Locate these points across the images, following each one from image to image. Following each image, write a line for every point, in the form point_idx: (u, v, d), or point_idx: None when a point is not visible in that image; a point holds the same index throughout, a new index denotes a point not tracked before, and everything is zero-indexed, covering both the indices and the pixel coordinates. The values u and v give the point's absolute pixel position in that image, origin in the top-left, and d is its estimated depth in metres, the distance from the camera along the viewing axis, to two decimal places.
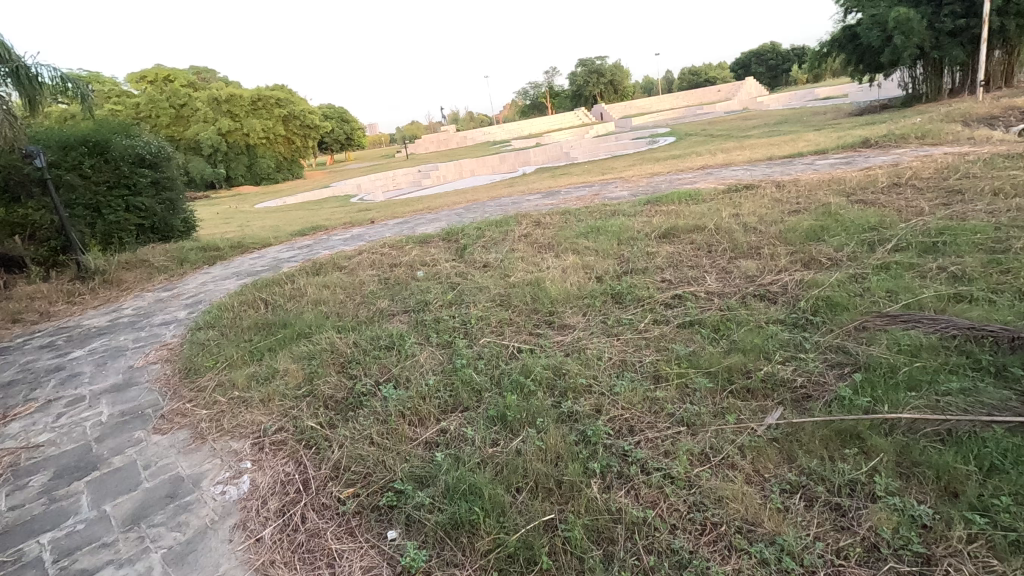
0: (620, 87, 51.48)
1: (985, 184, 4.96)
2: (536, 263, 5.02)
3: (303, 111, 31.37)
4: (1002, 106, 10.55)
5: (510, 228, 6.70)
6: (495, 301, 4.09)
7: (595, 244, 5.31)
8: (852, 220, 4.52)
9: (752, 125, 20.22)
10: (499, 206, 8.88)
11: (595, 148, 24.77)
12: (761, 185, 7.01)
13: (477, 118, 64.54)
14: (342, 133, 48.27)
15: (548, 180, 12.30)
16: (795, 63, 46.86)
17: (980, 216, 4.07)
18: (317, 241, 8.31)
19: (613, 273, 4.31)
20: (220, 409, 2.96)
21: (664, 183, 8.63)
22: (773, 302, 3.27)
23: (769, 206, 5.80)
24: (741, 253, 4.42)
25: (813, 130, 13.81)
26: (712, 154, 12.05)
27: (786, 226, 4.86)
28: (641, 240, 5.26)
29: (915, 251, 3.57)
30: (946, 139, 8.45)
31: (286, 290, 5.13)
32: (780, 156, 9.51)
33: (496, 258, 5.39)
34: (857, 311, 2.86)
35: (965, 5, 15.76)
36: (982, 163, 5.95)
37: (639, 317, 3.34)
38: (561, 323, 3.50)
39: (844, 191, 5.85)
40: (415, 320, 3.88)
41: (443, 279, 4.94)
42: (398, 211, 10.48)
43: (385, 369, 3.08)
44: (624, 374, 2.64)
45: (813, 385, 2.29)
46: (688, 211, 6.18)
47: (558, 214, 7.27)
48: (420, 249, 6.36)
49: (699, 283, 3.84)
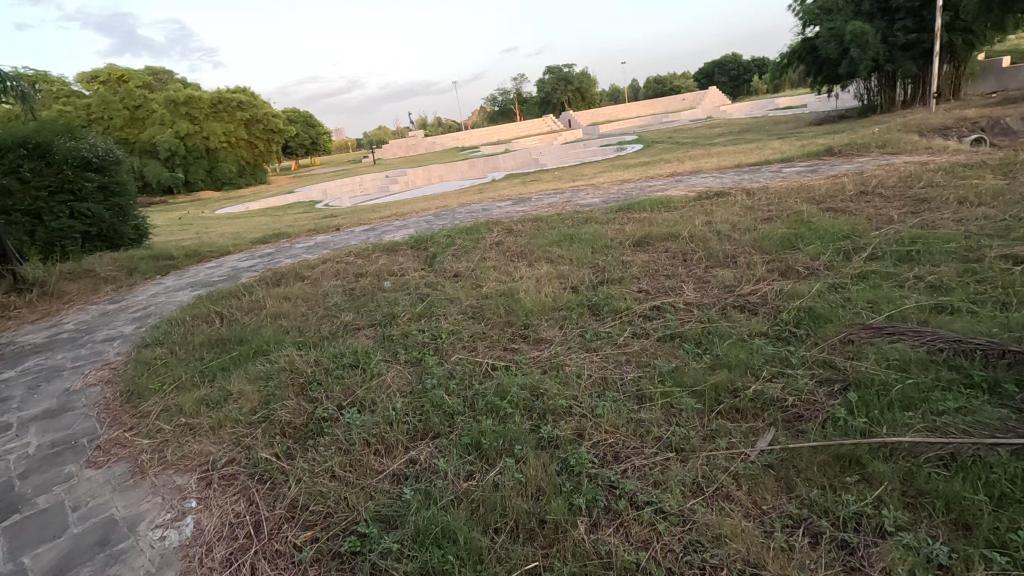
0: (588, 94, 52.00)
1: (949, 193, 5.03)
2: (509, 272, 4.85)
3: (266, 115, 30.61)
4: (954, 117, 10.97)
5: (481, 236, 6.53)
6: (467, 314, 3.90)
7: (569, 252, 5.18)
8: (826, 228, 4.51)
9: (717, 133, 20.61)
10: (469, 213, 8.69)
11: (564, 154, 24.86)
12: (731, 192, 7.02)
13: (446, 124, 64.24)
14: (307, 138, 47.37)
15: (518, 186, 12.18)
16: (756, 74, 48.28)
17: (949, 224, 4.10)
18: (279, 249, 7.95)
19: (588, 283, 4.18)
20: (164, 438, 2.68)
21: (635, 190, 8.61)
22: (754, 314, 3.18)
23: (741, 213, 5.79)
24: (717, 262, 4.34)
25: (777, 139, 14.13)
26: (681, 161, 12.14)
27: (760, 233, 4.82)
28: (615, 248, 5.15)
29: (891, 260, 3.54)
30: (905, 149, 8.66)
31: (244, 302, 4.82)
32: (748, 164, 9.61)
33: (467, 267, 5.20)
34: (841, 323, 2.79)
35: (916, 20, 16.43)
36: (944, 172, 6.08)
37: (618, 330, 3.20)
38: (537, 337, 3.33)
39: (814, 198, 5.88)
40: (382, 335, 3.66)
41: (412, 290, 4.73)
42: (365, 217, 10.18)
43: (349, 390, 2.85)
44: (606, 393, 2.49)
45: (803, 404, 2.19)
46: (661, 218, 6.12)
47: (530, 222, 7.12)
48: (388, 258, 6.12)
49: (677, 293, 3.74)
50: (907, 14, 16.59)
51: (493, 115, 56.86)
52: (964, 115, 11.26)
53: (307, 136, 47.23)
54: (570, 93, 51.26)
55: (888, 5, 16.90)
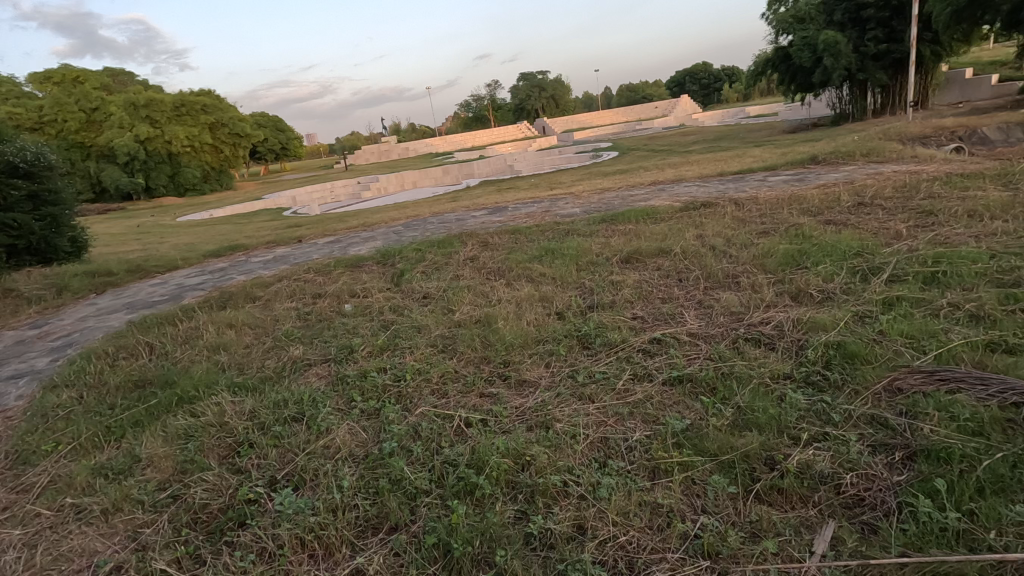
0: (562, 101, 51.94)
1: (955, 205, 4.71)
2: (486, 294, 4.34)
3: (232, 119, 29.52)
4: (931, 126, 10.90)
5: (454, 249, 6.01)
6: (437, 347, 3.36)
7: (551, 270, 4.69)
8: (831, 244, 4.13)
9: (692, 140, 20.52)
10: (441, 223, 8.14)
11: (540, 161, 24.51)
12: (719, 202, 6.64)
13: (419, 129, 63.41)
14: (277, 143, 46.15)
15: (493, 194, 11.67)
16: (727, 83, 48.92)
17: (967, 241, 3.74)
18: (233, 263, 7.27)
19: (575, 308, 3.69)
20: (41, 528, 2.07)
21: (616, 200, 8.21)
22: (772, 349, 2.73)
23: (734, 226, 5.39)
24: (718, 282, 3.90)
25: (756, 147, 13.97)
26: (660, 169, 11.80)
27: (760, 249, 4.41)
28: (601, 265, 4.69)
29: (916, 284, 3.15)
30: (890, 157, 8.43)
31: (180, 331, 4.19)
32: (730, 172, 9.29)
33: (438, 287, 4.66)
34: (882, 365, 2.35)
35: (887, 30, 16.55)
36: (940, 182, 5.78)
37: (616, 371, 2.70)
38: (519, 379, 2.82)
39: (810, 210, 5.51)
40: (336, 375, 3.09)
41: (375, 314, 4.17)
42: (330, 227, 9.53)
43: (287, 455, 2.29)
44: (608, 463, 2.00)
45: (862, 481, 1.73)
46: (648, 231, 5.68)
47: (506, 234, 6.62)
48: (350, 275, 5.54)
49: (679, 322, 3.28)
50: (877, 24, 16.65)
51: (467, 121, 56.38)
52: (941, 123, 11.19)
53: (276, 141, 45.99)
54: (543, 100, 51.14)
55: (859, 15, 16.95)
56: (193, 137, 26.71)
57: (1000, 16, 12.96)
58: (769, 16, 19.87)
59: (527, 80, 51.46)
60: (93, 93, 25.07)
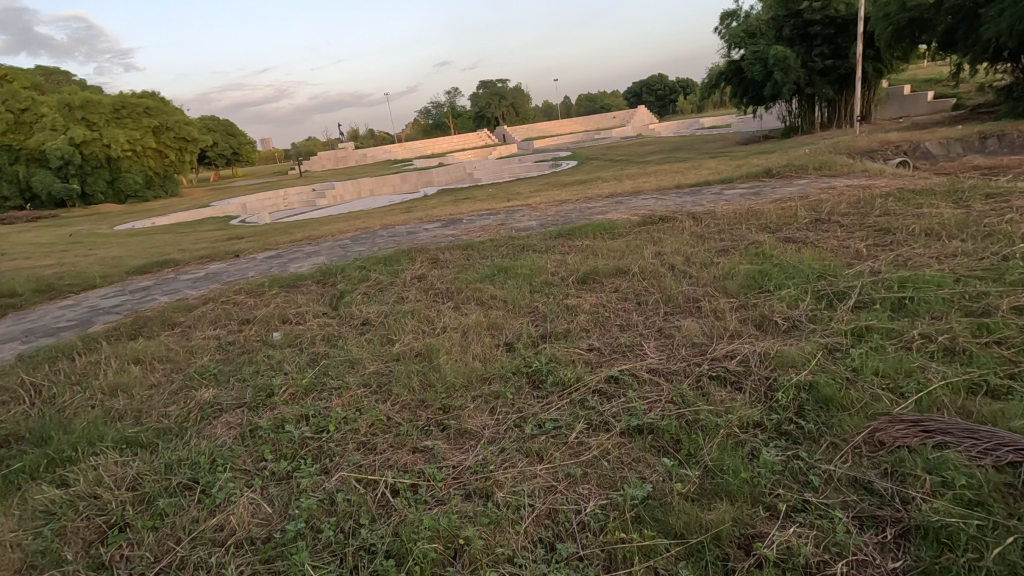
0: (522, 109, 51.98)
1: (910, 223, 4.65)
2: (431, 321, 3.98)
3: (180, 122, 27.54)
4: (878, 140, 11.19)
5: (401, 267, 5.62)
6: (370, 388, 2.96)
7: (503, 292, 4.36)
8: (793, 265, 3.96)
9: (650, 151, 20.71)
10: (391, 237, 7.71)
11: (499, 169, 24.26)
12: (678, 216, 6.47)
13: (379, 135, 62.28)
14: (227, 148, 44.41)
15: (449, 205, 11.30)
16: (681, 95, 50.13)
17: (928, 262, 3.62)
18: (159, 281, 6.65)
19: (526, 338, 3.36)
20: None
21: (574, 212, 8.00)
22: (738, 390, 2.48)
23: (693, 242, 5.22)
24: (679, 307, 3.66)
25: (711, 158, 14.12)
26: (618, 180, 11.69)
27: (721, 269, 4.21)
28: (556, 287, 4.39)
29: (884, 312, 2.97)
30: (842, 171, 8.50)
31: (75, 368, 3.65)
32: (687, 184, 9.22)
33: (379, 312, 4.26)
34: (860, 413, 2.12)
35: (832, 47, 17.12)
36: (893, 197, 5.77)
37: (568, 420, 2.39)
38: (459, 429, 2.47)
39: (768, 227, 5.38)
40: (247, 425, 2.66)
41: (305, 345, 3.75)
42: (273, 240, 8.95)
43: (172, 542, 1.89)
44: (558, 549, 1.69)
45: (852, 572, 1.48)
46: (605, 247, 5.44)
47: (459, 249, 6.26)
48: (286, 296, 5.08)
49: (638, 355, 3.00)
50: (823, 41, 17.22)
51: (427, 128, 55.76)
52: (887, 137, 11.49)
53: (227, 146, 44.26)
54: (503, 108, 51.08)
55: (806, 32, 17.47)
56: (134, 141, 25.18)
57: (936, 37, 13.55)
58: (721, 30, 20.31)
59: (487, 88, 51.33)
60: (22, 92, 23.46)
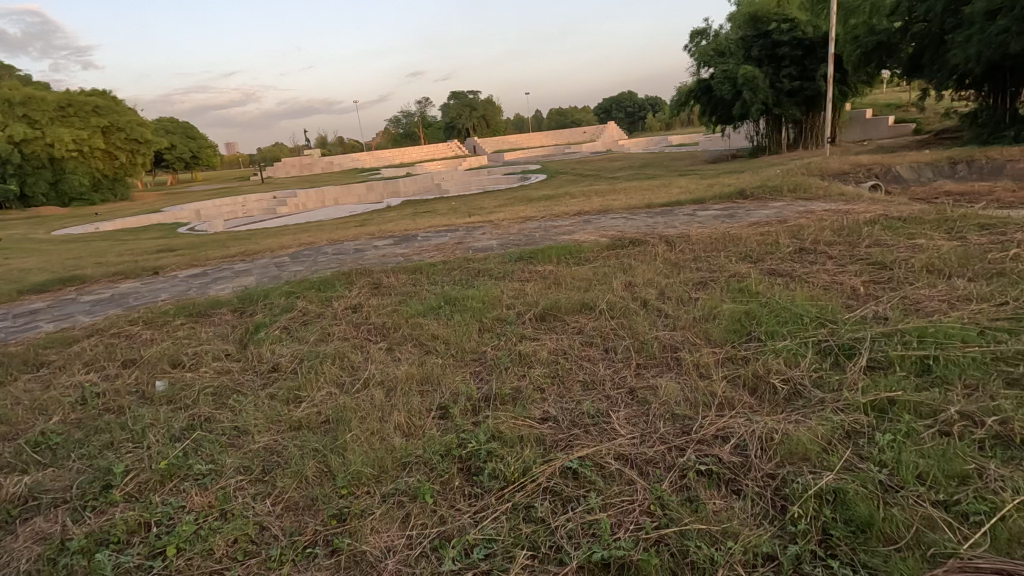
0: (492, 121, 51.53)
1: (906, 257, 4.17)
2: (354, 369, 3.26)
3: (131, 123, 26.07)
4: (849, 161, 11.02)
5: (336, 293, 4.88)
6: (250, 474, 2.21)
7: (446, 332, 3.66)
8: (784, 306, 3.38)
9: (619, 167, 20.44)
10: (334, 256, 6.91)
11: (468, 181, 23.57)
12: (649, 240, 5.91)
13: (348, 143, 61.15)
14: (186, 151, 42.51)
15: (407, 219, 10.59)
16: (650, 113, 50.79)
17: (940, 309, 3.09)
18: (53, 303, 5.71)
19: (465, 401, 2.67)
20: None
21: (537, 231, 7.41)
22: (736, 496, 1.86)
23: (666, 271, 4.66)
24: (654, 358, 3.03)
25: (681, 176, 13.81)
26: (587, 196, 11.15)
27: (700, 309, 3.61)
28: (510, 325, 3.72)
29: (908, 378, 2.39)
30: (818, 194, 8.14)
31: None
32: (659, 204, 8.73)
33: (294, 354, 3.50)
34: (913, 552, 1.52)
35: (799, 68, 17.17)
36: (879, 225, 5.34)
37: (507, 545, 1.73)
38: (353, 554, 1.76)
39: (749, 256, 4.85)
40: (55, 541, 1.89)
41: (187, 402, 2.97)
42: (206, 254, 8.01)
43: None
44: None
45: None
46: (569, 275, 4.80)
47: (406, 273, 5.54)
48: (190, 328, 4.27)
49: (603, 430, 2.35)
50: (791, 62, 17.28)
51: (396, 137, 54.81)
52: (857, 160, 11.33)
53: (186, 148, 42.33)
54: (474, 119, 50.60)
55: (774, 53, 17.52)
56: (80, 141, 23.52)
57: (901, 62, 13.65)
58: (691, 48, 20.27)
59: (458, 98, 50.77)
60: None
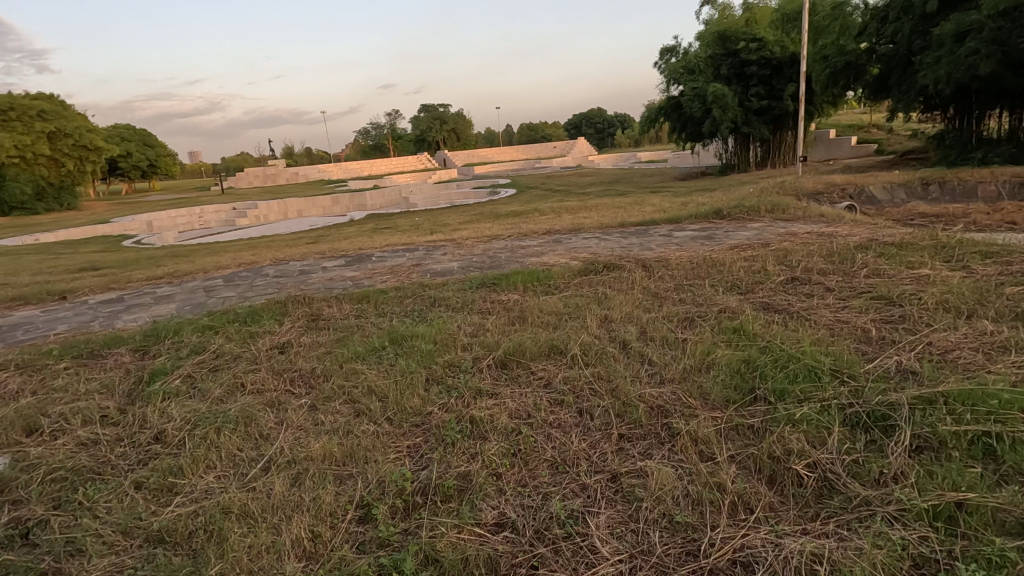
0: (462, 135, 51.02)
1: (914, 290, 3.70)
2: (260, 441, 2.54)
3: (82, 129, 24.56)
4: (822, 180, 10.83)
5: (264, 329, 4.13)
6: None
7: (384, 384, 2.98)
8: (791, 353, 2.82)
9: (590, 183, 20.13)
10: (274, 279, 6.13)
11: (436, 195, 22.86)
12: (626, 264, 5.35)
13: (316, 155, 59.93)
14: (144, 159, 40.58)
15: (365, 235, 9.88)
16: (619, 130, 51.29)
17: (977, 363, 2.58)
18: None
19: (395, 498, 2.01)
20: None
21: (503, 252, 6.82)
22: None
23: (646, 303, 4.09)
24: (639, 427, 2.41)
25: (653, 192, 13.49)
26: (557, 213, 10.66)
27: (690, 356, 3.02)
28: (463, 377, 3.05)
29: (979, 474, 1.83)
30: (796, 215, 7.81)
31: None
32: (632, 223, 8.25)
33: (186, 416, 2.76)
34: None
35: (767, 87, 17.20)
36: (871, 251, 4.92)
37: None
38: None
39: (736, 287, 4.33)
40: None
41: (19, 494, 2.20)
42: (130, 275, 7.10)
43: None
44: None
45: None
46: (536, 308, 4.19)
47: (352, 302, 4.83)
48: (69, 375, 3.45)
49: (578, 549, 1.73)
50: (758, 81, 17.32)
51: (365, 148, 53.84)
52: (830, 179, 11.15)
53: (144, 156, 40.36)
54: (444, 132, 49.98)
55: (743, 71, 17.50)
56: (23, 147, 21.97)
57: (868, 83, 13.72)
58: (661, 66, 20.22)
59: (428, 111, 50.04)
60: None
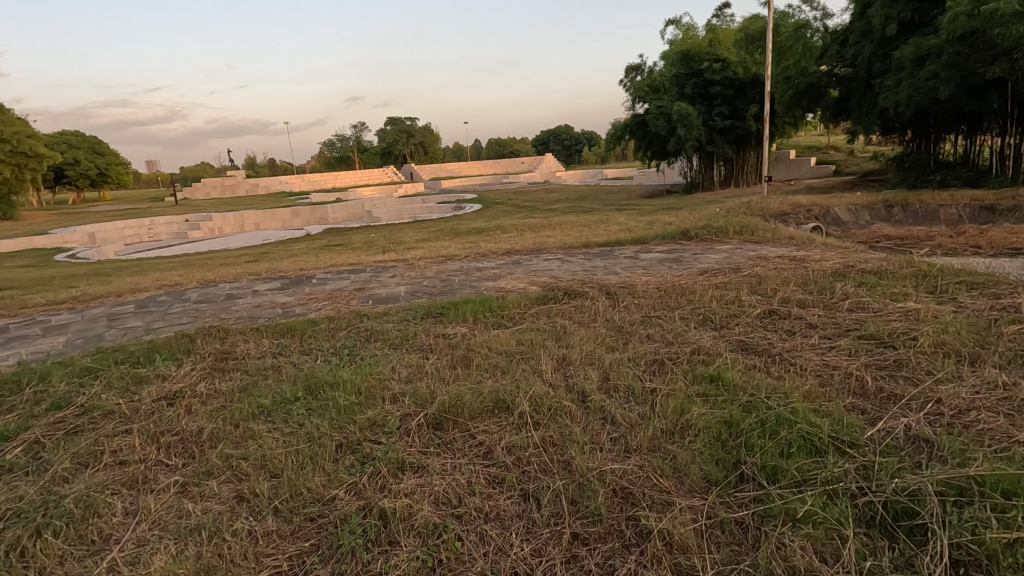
0: (430, 148, 50.48)
1: (906, 329, 3.29)
2: (96, 548, 1.90)
3: (23, 136, 22.84)
4: (787, 200, 10.69)
5: (156, 372, 3.44)
6: None
7: (281, 455, 2.35)
8: (783, 412, 2.32)
9: (556, 199, 19.81)
10: (194, 305, 5.40)
11: (399, 209, 22.15)
12: (588, 291, 4.85)
13: (278, 166, 58.35)
14: (94, 167, 38.45)
15: (314, 252, 9.17)
16: (586, 147, 51.72)
17: (1001, 431, 2.14)
18: None
19: None
20: None
21: (456, 274, 6.26)
22: None
23: (609, 340, 3.58)
24: (599, 522, 1.88)
25: (619, 210, 13.18)
26: (521, 231, 10.18)
27: (662, 415, 2.49)
28: (384, 443, 2.44)
29: None
30: (765, 236, 7.51)
31: None
32: (597, 243, 7.80)
33: (3, 508, 2.10)
34: None
35: (731, 107, 17.27)
36: (850, 280, 4.55)
37: None
38: None
39: (710, 320, 3.87)
40: None
41: None
42: (33, 298, 6.22)
43: None
44: None
45: None
46: (484, 344, 3.63)
47: (273, 336, 4.17)
48: None
49: None
50: (722, 100, 17.41)
51: (330, 160, 52.68)
52: (794, 199, 11.02)
53: (94, 164, 38.22)
54: (411, 145, 49.32)
55: (707, 90, 17.54)
56: None
57: (829, 105, 13.81)
58: (627, 83, 20.18)
59: (395, 125, 49.33)
60: None
